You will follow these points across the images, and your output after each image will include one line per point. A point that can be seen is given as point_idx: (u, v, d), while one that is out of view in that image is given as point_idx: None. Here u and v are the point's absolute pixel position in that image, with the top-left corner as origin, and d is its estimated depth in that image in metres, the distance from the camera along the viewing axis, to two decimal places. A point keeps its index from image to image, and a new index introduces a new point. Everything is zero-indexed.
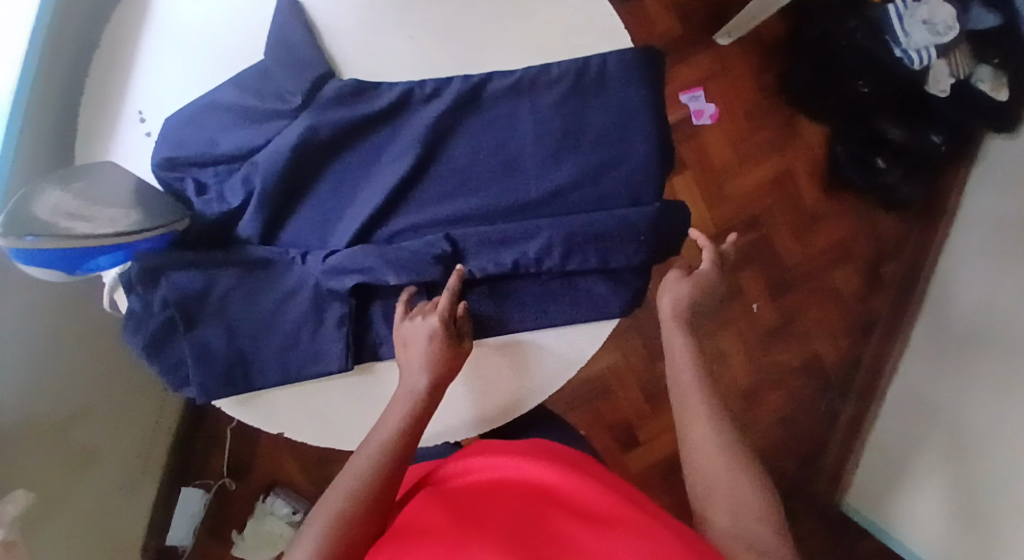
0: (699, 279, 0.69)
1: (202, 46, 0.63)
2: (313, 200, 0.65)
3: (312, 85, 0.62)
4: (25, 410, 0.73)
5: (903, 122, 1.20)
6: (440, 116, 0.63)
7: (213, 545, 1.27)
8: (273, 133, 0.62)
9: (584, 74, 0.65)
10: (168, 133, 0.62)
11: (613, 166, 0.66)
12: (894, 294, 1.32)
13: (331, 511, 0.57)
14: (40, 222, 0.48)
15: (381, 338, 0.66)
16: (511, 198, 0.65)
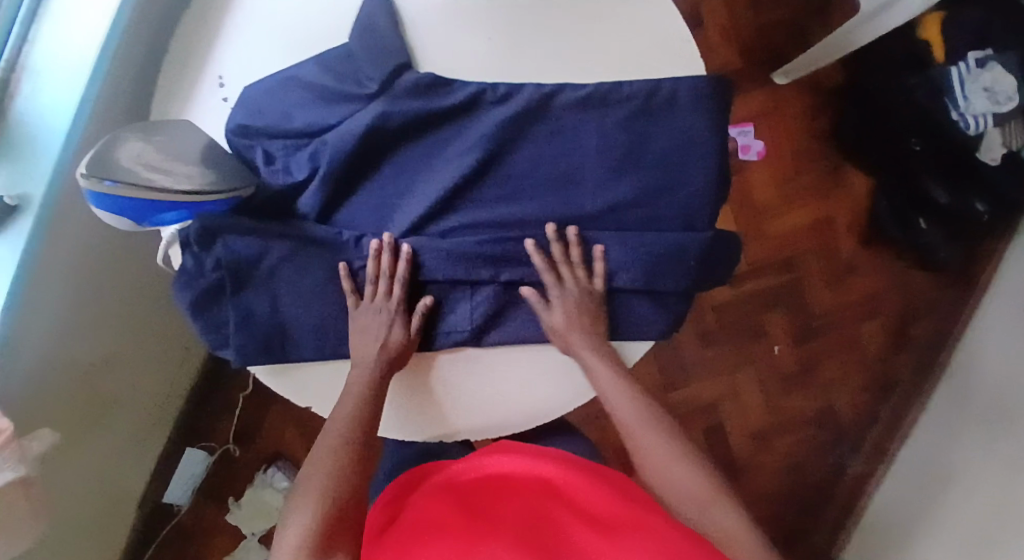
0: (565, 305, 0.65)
1: (291, 23, 0.65)
2: (373, 185, 0.66)
3: (390, 74, 0.63)
4: (60, 348, 0.75)
5: (949, 185, 1.19)
6: (507, 118, 0.64)
7: (208, 509, 1.28)
8: (344, 115, 0.64)
9: (654, 97, 0.66)
10: (246, 102, 0.64)
11: (671, 193, 0.66)
12: (918, 355, 1.31)
13: (316, 491, 0.58)
14: (124, 170, 0.50)
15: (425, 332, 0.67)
16: (567, 209, 0.66)
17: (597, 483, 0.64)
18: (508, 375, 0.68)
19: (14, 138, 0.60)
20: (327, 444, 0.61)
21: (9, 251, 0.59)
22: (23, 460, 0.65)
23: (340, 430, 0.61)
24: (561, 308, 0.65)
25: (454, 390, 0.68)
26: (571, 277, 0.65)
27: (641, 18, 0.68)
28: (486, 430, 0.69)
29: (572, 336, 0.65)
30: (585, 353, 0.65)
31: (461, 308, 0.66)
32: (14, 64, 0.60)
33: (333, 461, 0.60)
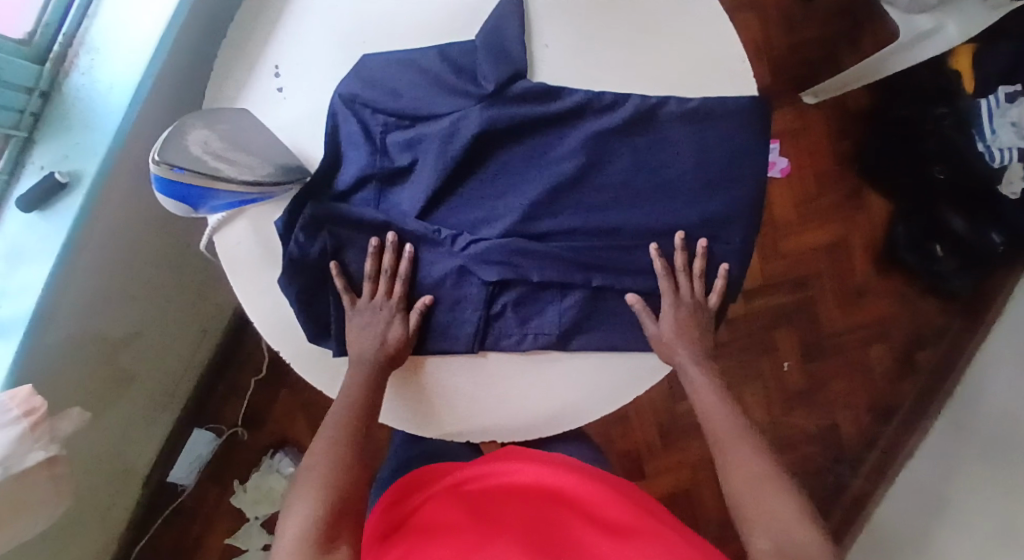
0: (685, 312, 0.68)
1: (352, 16, 0.67)
2: (470, 179, 0.68)
3: (510, 76, 0.65)
4: (88, 324, 0.74)
5: (967, 215, 1.20)
6: (610, 128, 0.66)
7: (211, 490, 1.27)
8: (454, 110, 0.66)
9: (755, 124, 0.68)
10: (361, 72, 0.66)
11: (736, 214, 0.69)
12: (925, 381, 1.32)
13: (314, 486, 0.60)
14: (192, 158, 0.55)
15: (505, 334, 0.68)
16: (659, 219, 0.68)
17: (602, 489, 0.64)
18: (545, 376, 0.69)
19: (69, 113, 0.59)
20: (320, 452, 0.62)
21: (57, 228, 0.59)
22: (55, 438, 0.65)
23: (332, 436, 0.63)
24: (671, 317, 0.67)
25: (525, 385, 0.69)
26: (691, 287, 0.68)
27: (699, 35, 0.69)
28: (543, 427, 0.69)
29: (680, 343, 0.67)
30: (688, 362, 0.67)
31: (550, 311, 0.68)
32: (72, 39, 0.60)
33: (327, 468, 0.61)
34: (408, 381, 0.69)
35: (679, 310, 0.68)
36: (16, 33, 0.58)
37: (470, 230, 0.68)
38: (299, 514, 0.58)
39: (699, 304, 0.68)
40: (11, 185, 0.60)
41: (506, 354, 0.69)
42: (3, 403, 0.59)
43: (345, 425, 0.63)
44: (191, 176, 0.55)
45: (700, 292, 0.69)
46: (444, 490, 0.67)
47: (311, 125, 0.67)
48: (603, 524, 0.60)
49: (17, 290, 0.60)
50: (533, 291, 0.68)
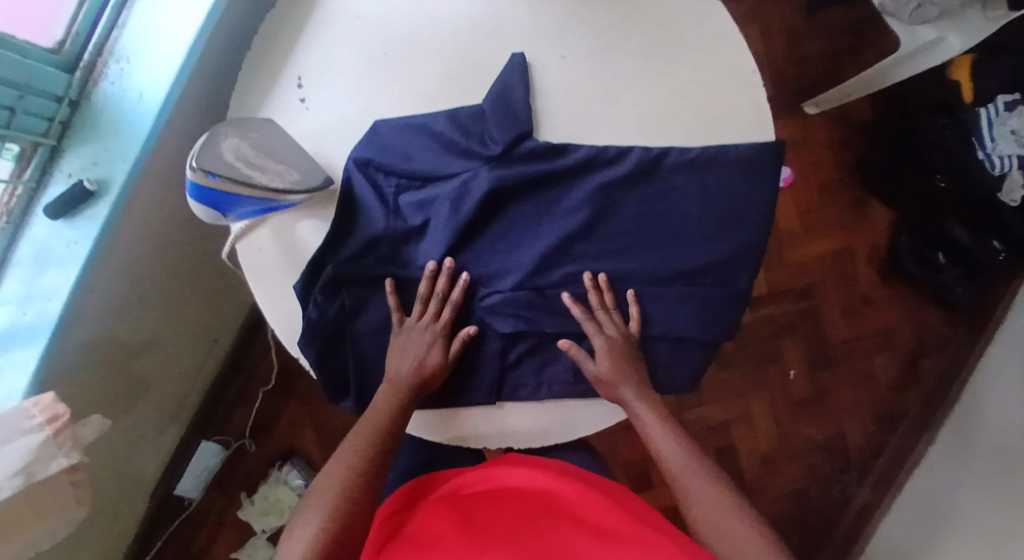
0: (614, 348, 0.68)
1: (376, 28, 0.69)
2: (484, 236, 0.71)
3: (518, 137, 0.68)
4: (105, 330, 0.74)
5: (970, 226, 1.22)
6: (616, 180, 0.69)
7: (217, 503, 1.26)
8: (463, 171, 0.68)
9: (756, 157, 0.70)
10: (373, 137, 0.67)
11: (745, 227, 0.70)
12: (929, 391, 1.32)
13: (334, 494, 0.62)
14: (227, 165, 0.57)
15: (521, 381, 0.71)
16: (669, 261, 0.70)
17: (591, 494, 0.65)
18: (559, 411, 0.72)
19: (98, 121, 0.60)
20: (335, 474, 0.64)
21: (85, 234, 0.60)
22: (77, 445, 0.65)
23: (350, 463, 0.65)
24: (604, 356, 0.68)
25: (521, 422, 0.72)
26: (611, 322, 0.69)
27: (715, 47, 0.71)
28: (541, 437, 0.72)
29: (621, 382, 0.68)
30: (631, 399, 0.68)
31: (563, 359, 0.71)
32: (102, 48, 0.61)
33: (337, 491, 0.63)
34: (426, 417, 0.72)
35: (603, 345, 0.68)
36: (48, 41, 0.59)
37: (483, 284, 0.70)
38: (315, 518, 0.61)
39: (625, 336, 0.69)
40: (38, 192, 0.61)
41: (520, 404, 0.72)
42: (27, 409, 0.60)
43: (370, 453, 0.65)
44: (224, 183, 0.57)
45: (620, 323, 0.70)
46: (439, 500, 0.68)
47: (338, 132, 0.68)
48: (596, 526, 0.61)
49: (42, 296, 0.60)
50: (545, 341, 0.71)
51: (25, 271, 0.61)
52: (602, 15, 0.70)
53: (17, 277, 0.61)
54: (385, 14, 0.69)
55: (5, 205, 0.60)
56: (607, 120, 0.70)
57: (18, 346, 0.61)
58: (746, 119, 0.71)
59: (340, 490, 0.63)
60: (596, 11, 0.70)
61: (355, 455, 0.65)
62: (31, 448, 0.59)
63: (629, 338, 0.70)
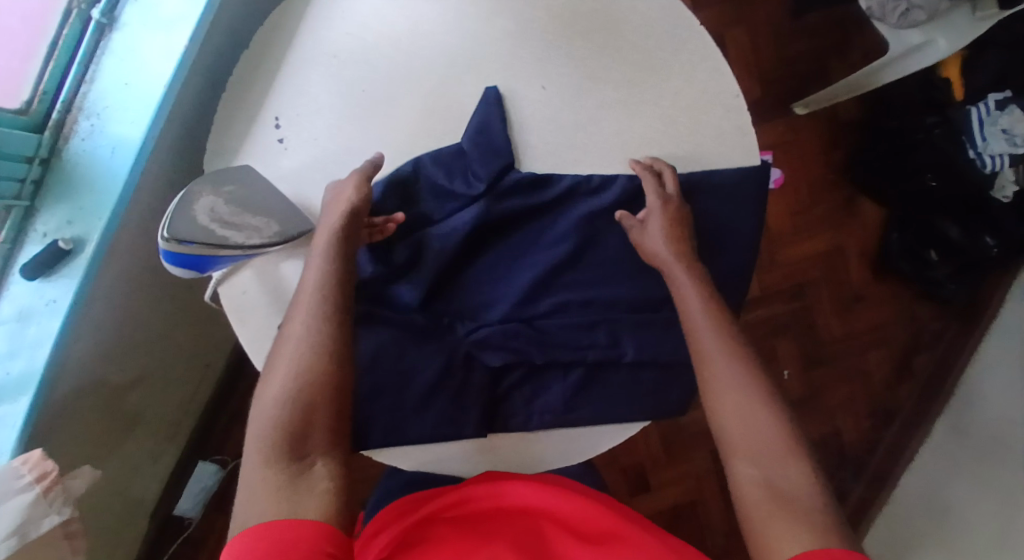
0: (670, 213, 0.66)
1: (352, 64, 0.67)
2: (473, 270, 0.69)
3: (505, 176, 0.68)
4: (91, 372, 0.73)
5: (960, 222, 1.19)
6: (600, 209, 0.69)
7: (217, 522, 1.26)
8: (445, 213, 0.68)
9: (742, 182, 0.69)
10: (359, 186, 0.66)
11: (731, 252, 0.70)
12: (922, 385, 1.32)
13: (292, 354, 0.58)
14: (201, 228, 0.59)
15: (515, 412, 0.68)
16: (656, 290, 0.70)
17: (589, 508, 0.65)
18: (551, 437, 0.69)
19: (71, 179, 0.59)
20: (281, 362, 0.58)
21: (64, 291, 0.59)
22: (70, 500, 0.64)
23: (300, 338, 0.58)
24: (657, 223, 0.66)
25: (513, 446, 0.69)
26: (657, 185, 0.66)
27: (697, 71, 0.70)
28: (535, 463, 0.69)
29: (674, 258, 0.65)
30: (682, 280, 0.65)
31: (554, 390, 0.68)
32: (70, 104, 0.60)
33: (288, 374, 0.57)
34: (413, 449, 0.67)
35: (692, 297, 0.64)
36: (15, 102, 0.59)
37: (462, 319, 0.68)
38: (277, 384, 0.57)
39: (671, 202, 0.66)
40: (15, 252, 0.60)
41: (513, 433, 0.69)
42: (16, 468, 0.59)
43: (318, 320, 0.59)
44: (201, 247, 0.59)
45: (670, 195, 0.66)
46: (426, 520, 0.65)
47: (315, 171, 0.66)
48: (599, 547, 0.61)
49: (28, 349, 0.60)
50: (534, 371, 0.69)
51: (8, 328, 0.60)
52: (581, 43, 0.69)
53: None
54: (361, 51, 0.68)
55: None
56: (589, 148, 0.69)
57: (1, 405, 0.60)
58: (730, 142, 0.70)
59: (293, 372, 0.57)
60: (575, 39, 0.69)
61: (303, 329, 0.59)
62: (22, 509, 0.59)
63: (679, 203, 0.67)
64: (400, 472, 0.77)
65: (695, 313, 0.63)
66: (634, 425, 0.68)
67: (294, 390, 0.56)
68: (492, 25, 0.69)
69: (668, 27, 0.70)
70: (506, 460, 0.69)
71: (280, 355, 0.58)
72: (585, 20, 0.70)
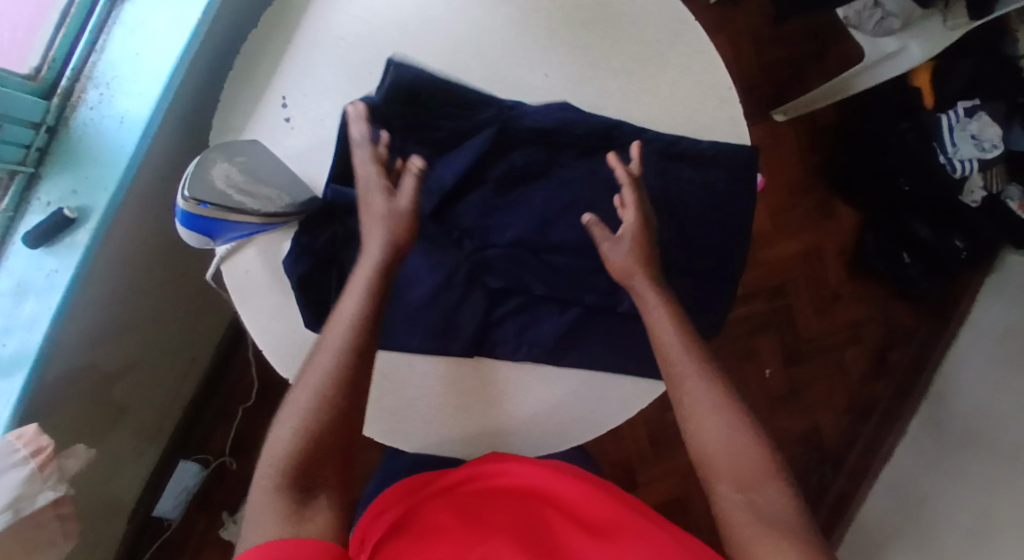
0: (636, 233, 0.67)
1: (359, 49, 0.69)
2: (490, 251, 0.71)
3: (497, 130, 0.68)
4: (84, 353, 0.72)
5: (930, 222, 1.23)
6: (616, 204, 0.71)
7: (199, 523, 1.23)
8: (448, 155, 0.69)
9: (736, 168, 0.71)
10: None
11: (727, 232, 0.71)
12: (898, 382, 1.34)
13: (309, 400, 0.57)
14: (218, 192, 0.60)
15: (521, 387, 0.71)
16: None
17: (582, 486, 0.67)
18: (532, 392, 0.71)
19: (77, 149, 0.59)
20: (293, 405, 0.57)
21: (66, 263, 0.58)
22: (64, 478, 0.63)
23: (318, 386, 0.58)
24: (629, 243, 0.67)
25: (507, 416, 0.71)
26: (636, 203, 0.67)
27: (691, 63, 0.72)
28: (533, 436, 0.71)
29: (638, 273, 0.66)
30: (644, 289, 0.66)
31: (554, 360, 0.71)
32: (79, 74, 0.60)
33: (301, 418, 0.57)
34: (421, 428, 0.70)
35: (660, 313, 0.66)
36: (23, 68, 0.59)
37: (459, 316, 0.69)
38: (291, 429, 0.56)
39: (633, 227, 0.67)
40: (16, 221, 0.59)
41: (501, 397, 0.71)
42: (11, 443, 0.58)
43: (337, 371, 0.58)
44: (215, 210, 0.60)
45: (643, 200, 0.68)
46: (434, 496, 0.66)
47: (320, 152, 0.68)
48: (596, 527, 0.64)
49: (25, 322, 0.59)
50: (533, 349, 0.70)
51: (3, 303, 0.59)
52: (583, 33, 0.71)
53: None
54: (368, 34, 0.69)
55: None
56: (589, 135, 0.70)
57: None
58: (724, 133, 0.72)
59: (307, 419, 0.56)
60: (577, 30, 0.71)
61: (323, 378, 0.58)
62: (17, 483, 0.57)
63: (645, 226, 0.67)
64: (400, 452, 0.77)
65: (671, 346, 0.64)
66: (631, 405, 0.71)
67: (304, 439, 0.56)
68: (496, 13, 0.70)
69: (665, 19, 0.72)
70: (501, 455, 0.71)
71: (295, 396, 0.58)
72: (585, 12, 0.71)
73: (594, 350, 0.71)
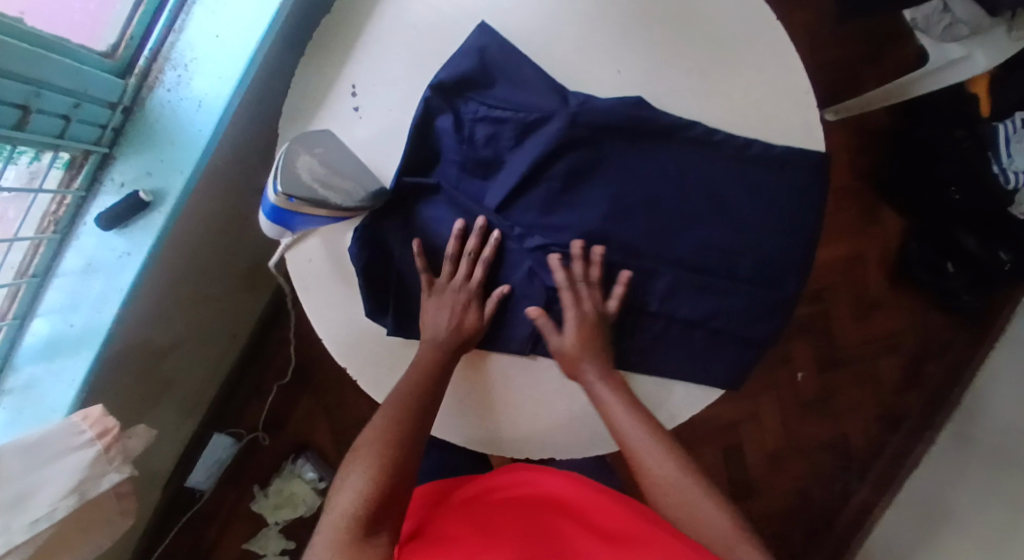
0: (581, 327, 0.67)
1: (431, 38, 0.68)
2: (554, 244, 0.69)
3: (571, 113, 0.66)
4: (141, 333, 0.73)
5: (979, 234, 1.20)
6: (685, 207, 0.70)
7: (230, 495, 1.25)
8: (511, 147, 0.68)
9: (804, 175, 0.70)
10: (465, 165, 0.69)
11: (791, 240, 0.70)
12: (931, 393, 1.32)
13: (377, 440, 0.64)
14: (305, 187, 0.60)
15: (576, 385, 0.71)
16: (710, 277, 0.70)
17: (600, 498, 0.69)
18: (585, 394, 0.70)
19: (153, 130, 0.59)
20: (371, 448, 0.64)
21: (137, 245, 0.58)
22: (129, 459, 0.63)
23: (384, 427, 0.64)
24: (570, 332, 0.67)
25: (558, 416, 0.70)
26: (584, 299, 0.68)
27: (768, 65, 0.70)
28: (585, 438, 0.70)
29: (583, 369, 0.67)
30: (592, 378, 0.67)
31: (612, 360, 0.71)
32: (157, 54, 0.59)
33: (381, 456, 0.63)
34: (473, 424, 0.71)
35: (616, 405, 0.66)
36: (100, 44, 0.58)
37: (516, 313, 0.70)
38: (363, 465, 0.63)
39: (579, 322, 0.68)
40: (88, 201, 0.59)
41: (553, 397, 0.70)
42: (77, 424, 0.58)
43: (394, 410, 0.65)
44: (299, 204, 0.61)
45: (599, 299, 0.69)
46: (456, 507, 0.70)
47: (387, 143, 0.67)
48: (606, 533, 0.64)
49: (92, 304, 0.59)
50: None
51: (72, 280, 0.59)
52: (658, 28, 0.69)
53: (61, 288, 0.60)
54: (443, 22, 0.68)
55: (53, 216, 0.59)
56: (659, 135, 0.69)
57: (62, 357, 0.60)
58: (795, 138, 0.70)
59: (373, 456, 0.63)
60: (653, 27, 0.69)
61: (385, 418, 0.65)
62: (84, 465, 0.57)
63: (602, 316, 0.69)
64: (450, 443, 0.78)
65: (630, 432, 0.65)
66: (684, 412, 0.72)
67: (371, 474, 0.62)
68: (573, 5, 0.69)
69: (743, 19, 0.70)
70: (551, 455, 0.71)
71: (366, 437, 0.65)
72: (661, 6, 0.69)
73: (649, 352, 0.71)
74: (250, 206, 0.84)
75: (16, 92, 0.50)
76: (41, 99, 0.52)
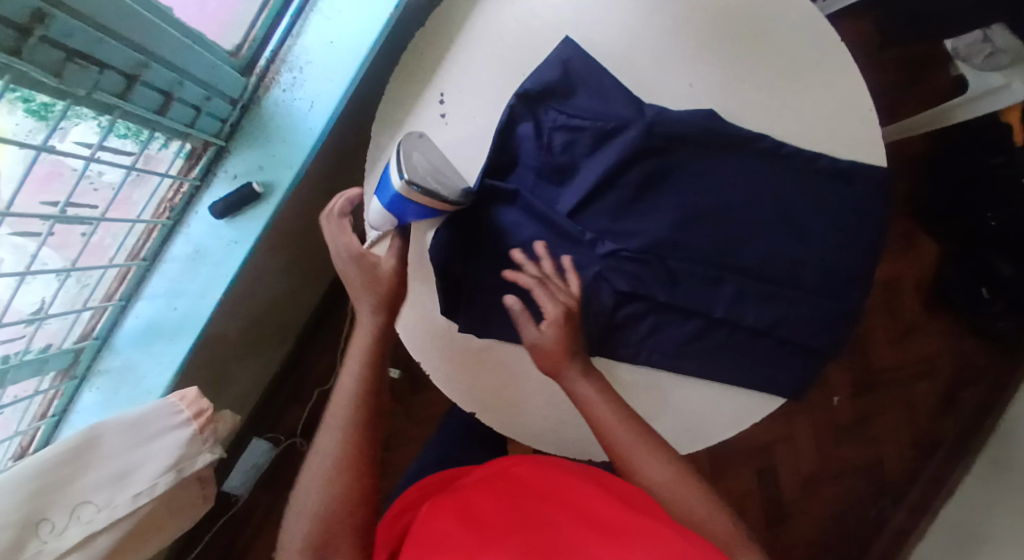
0: (557, 319, 0.67)
1: (517, 50, 0.72)
2: (627, 248, 0.71)
3: (648, 123, 0.69)
4: (221, 328, 0.75)
5: (1012, 260, 1.22)
6: (753, 217, 0.72)
7: (265, 503, 1.25)
8: (587, 154, 0.71)
9: (869, 189, 0.72)
10: (542, 170, 0.71)
11: (855, 254, 0.73)
12: (965, 419, 1.32)
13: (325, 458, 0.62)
14: (422, 176, 0.63)
15: (642, 387, 0.73)
16: (776, 285, 0.72)
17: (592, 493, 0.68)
18: (652, 397, 0.73)
19: (268, 127, 0.65)
20: (319, 469, 0.61)
21: (244, 234, 0.64)
22: (218, 442, 0.68)
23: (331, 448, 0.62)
24: (550, 323, 0.67)
25: None
26: (553, 293, 0.68)
27: (837, 84, 0.73)
28: None
29: (566, 365, 0.66)
30: (575, 377, 0.66)
31: (678, 363, 0.72)
32: (275, 57, 0.65)
33: (330, 478, 0.61)
34: (539, 423, 0.72)
35: (601, 407, 0.66)
36: (227, 44, 0.63)
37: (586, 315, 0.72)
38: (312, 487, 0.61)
39: (555, 314, 0.67)
40: (200, 190, 0.65)
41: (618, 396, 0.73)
42: (176, 404, 0.62)
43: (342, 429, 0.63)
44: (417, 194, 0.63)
45: (565, 289, 0.69)
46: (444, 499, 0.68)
47: (470, 147, 0.71)
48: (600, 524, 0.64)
49: (195, 289, 0.64)
50: (654, 352, 0.72)
51: (182, 264, 0.65)
52: (732, 46, 0.73)
53: (167, 272, 0.65)
54: (528, 36, 0.72)
55: (168, 203, 0.64)
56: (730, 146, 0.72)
57: (160, 341, 0.65)
58: (861, 153, 0.73)
59: (322, 478, 0.61)
60: (727, 45, 0.73)
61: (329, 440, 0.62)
62: (181, 443, 0.62)
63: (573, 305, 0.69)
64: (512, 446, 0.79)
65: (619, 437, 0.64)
66: (746, 420, 0.73)
67: (321, 495, 0.60)
68: (651, 23, 0.73)
69: (813, 40, 0.74)
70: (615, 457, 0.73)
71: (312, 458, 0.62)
72: (736, 25, 0.73)
73: (714, 358, 0.73)
74: (320, 213, 0.87)
75: (162, 78, 0.56)
76: (182, 88, 0.58)
